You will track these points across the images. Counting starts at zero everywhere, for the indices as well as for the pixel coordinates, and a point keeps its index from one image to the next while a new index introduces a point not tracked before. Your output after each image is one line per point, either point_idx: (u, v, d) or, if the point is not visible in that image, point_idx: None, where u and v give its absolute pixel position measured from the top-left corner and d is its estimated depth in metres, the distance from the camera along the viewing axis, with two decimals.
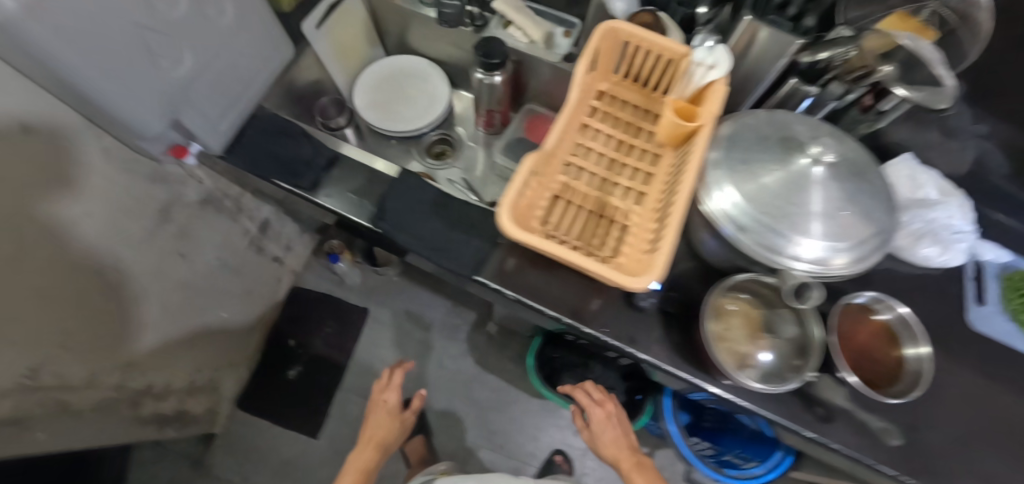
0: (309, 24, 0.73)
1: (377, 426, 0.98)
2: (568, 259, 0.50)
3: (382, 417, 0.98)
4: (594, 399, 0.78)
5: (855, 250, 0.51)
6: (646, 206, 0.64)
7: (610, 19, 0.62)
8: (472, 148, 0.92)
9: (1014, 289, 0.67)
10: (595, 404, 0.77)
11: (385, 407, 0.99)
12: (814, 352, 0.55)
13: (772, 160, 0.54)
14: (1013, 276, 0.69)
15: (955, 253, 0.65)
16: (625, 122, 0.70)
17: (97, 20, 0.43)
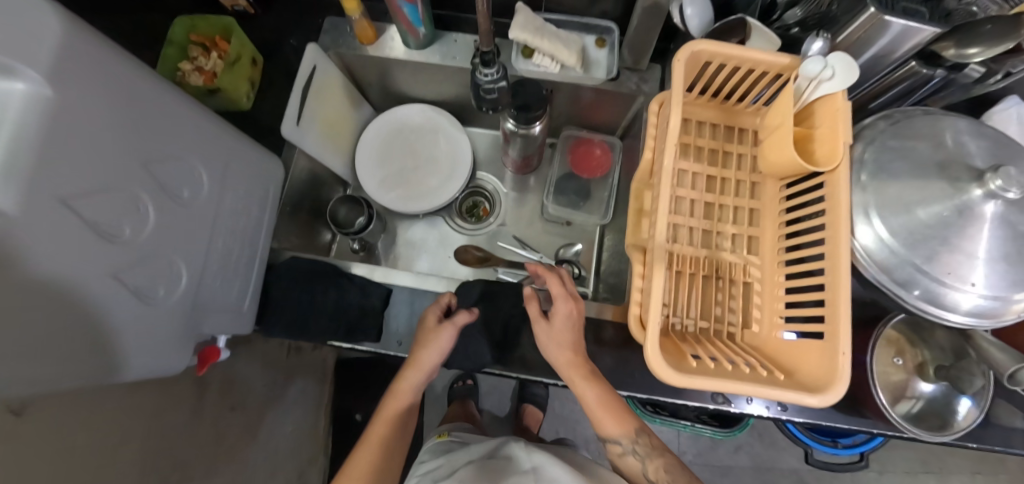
0: (290, 128, 0.56)
1: (372, 441, 0.55)
2: (736, 387, 0.42)
3: (387, 414, 0.56)
4: (568, 294, 0.52)
5: None
6: (764, 254, 0.55)
7: (687, 42, 0.48)
8: (508, 195, 0.81)
9: None
10: (567, 300, 0.51)
11: (433, 320, 0.53)
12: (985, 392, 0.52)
13: (926, 196, 0.45)
14: None
15: None
16: (708, 149, 0.59)
17: (51, 314, 0.28)
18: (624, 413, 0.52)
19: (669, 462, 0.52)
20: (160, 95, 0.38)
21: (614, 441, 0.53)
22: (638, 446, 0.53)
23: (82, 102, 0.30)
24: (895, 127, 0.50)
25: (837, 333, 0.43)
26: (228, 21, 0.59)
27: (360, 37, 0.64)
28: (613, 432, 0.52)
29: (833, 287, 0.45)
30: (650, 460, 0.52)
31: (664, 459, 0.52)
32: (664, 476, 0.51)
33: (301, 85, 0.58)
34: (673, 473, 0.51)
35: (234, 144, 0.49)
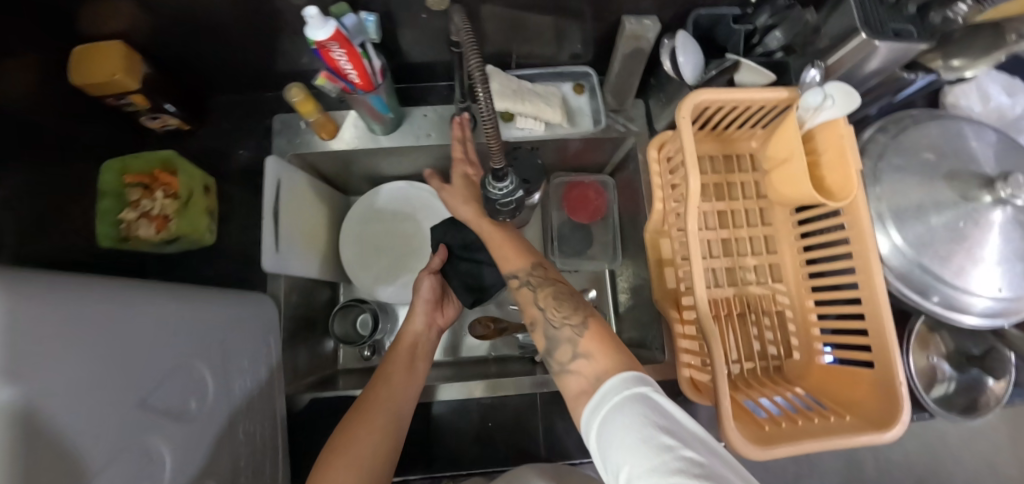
0: (271, 260, 0.50)
1: (385, 382, 0.48)
2: (813, 444, 0.42)
3: (392, 372, 0.50)
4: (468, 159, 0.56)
5: None
6: (788, 280, 0.56)
7: (689, 93, 0.47)
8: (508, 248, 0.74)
9: None
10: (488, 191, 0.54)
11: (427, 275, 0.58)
12: (1009, 374, 0.54)
13: (936, 209, 0.46)
14: None
15: None
16: (713, 184, 0.58)
17: None
18: (527, 251, 0.48)
19: (558, 290, 0.43)
20: (148, 316, 0.32)
21: (514, 276, 0.46)
22: (560, 317, 0.41)
23: (70, 392, 0.24)
24: (897, 141, 0.51)
25: (889, 363, 0.44)
26: (166, 153, 0.52)
27: (320, 134, 0.59)
28: (513, 266, 0.47)
29: (876, 316, 0.46)
30: (541, 290, 0.44)
31: (552, 288, 0.44)
32: (551, 303, 0.42)
33: (270, 205, 0.52)
34: (560, 302, 0.42)
35: (227, 313, 0.43)
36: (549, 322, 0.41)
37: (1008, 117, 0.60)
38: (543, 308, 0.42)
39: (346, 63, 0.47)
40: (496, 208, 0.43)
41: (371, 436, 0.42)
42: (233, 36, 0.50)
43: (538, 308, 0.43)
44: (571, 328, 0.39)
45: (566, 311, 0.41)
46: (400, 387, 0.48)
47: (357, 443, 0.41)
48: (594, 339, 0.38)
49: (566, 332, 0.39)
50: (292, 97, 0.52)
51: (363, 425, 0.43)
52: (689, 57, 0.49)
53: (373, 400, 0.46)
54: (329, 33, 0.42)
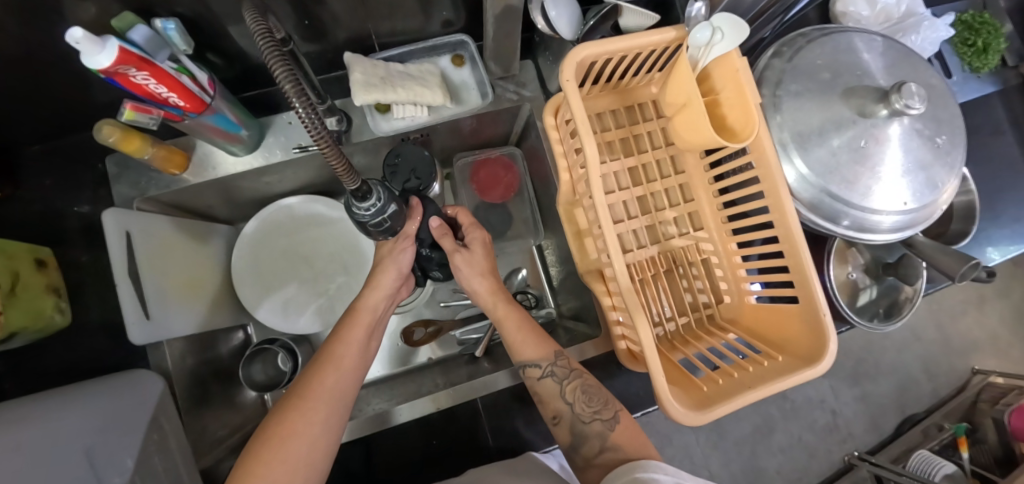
0: (140, 331, 0.41)
1: (327, 368, 0.40)
2: (749, 397, 0.41)
3: (337, 355, 0.41)
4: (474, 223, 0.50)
5: (941, 185, 0.47)
6: (709, 226, 0.54)
7: (570, 50, 0.41)
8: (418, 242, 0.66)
9: (970, 26, 0.63)
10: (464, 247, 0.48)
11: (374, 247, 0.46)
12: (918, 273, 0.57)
13: (835, 132, 0.45)
14: (964, 19, 0.64)
15: (927, 42, 0.60)
16: (618, 140, 0.54)
17: None
18: (543, 336, 0.45)
19: (585, 381, 0.43)
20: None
21: (528, 363, 0.44)
22: (589, 411, 0.41)
23: None
24: (793, 63, 0.48)
25: (812, 298, 0.43)
26: None
27: (167, 170, 0.49)
28: (525, 354, 0.44)
29: (795, 254, 0.45)
30: (569, 381, 0.43)
31: (579, 379, 0.43)
32: (580, 397, 0.42)
33: (122, 268, 0.41)
34: (590, 395, 0.42)
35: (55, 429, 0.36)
36: (578, 416, 0.41)
37: (894, 18, 0.60)
38: (570, 403, 0.42)
39: (157, 86, 0.38)
40: (374, 227, 0.38)
41: (310, 437, 0.36)
42: (4, 72, 0.40)
43: (565, 401, 0.42)
44: (602, 423, 0.40)
45: (598, 406, 0.41)
46: (340, 370, 0.40)
47: (291, 445, 0.35)
48: (624, 431, 0.40)
49: (597, 427, 0.40)
50: (106, 138, 0.42)
51: (302, 423, 0.36)
52: (563, 9, 0.44)
53: (313, 390, 0.38)
54: (114, 56, 0.32)
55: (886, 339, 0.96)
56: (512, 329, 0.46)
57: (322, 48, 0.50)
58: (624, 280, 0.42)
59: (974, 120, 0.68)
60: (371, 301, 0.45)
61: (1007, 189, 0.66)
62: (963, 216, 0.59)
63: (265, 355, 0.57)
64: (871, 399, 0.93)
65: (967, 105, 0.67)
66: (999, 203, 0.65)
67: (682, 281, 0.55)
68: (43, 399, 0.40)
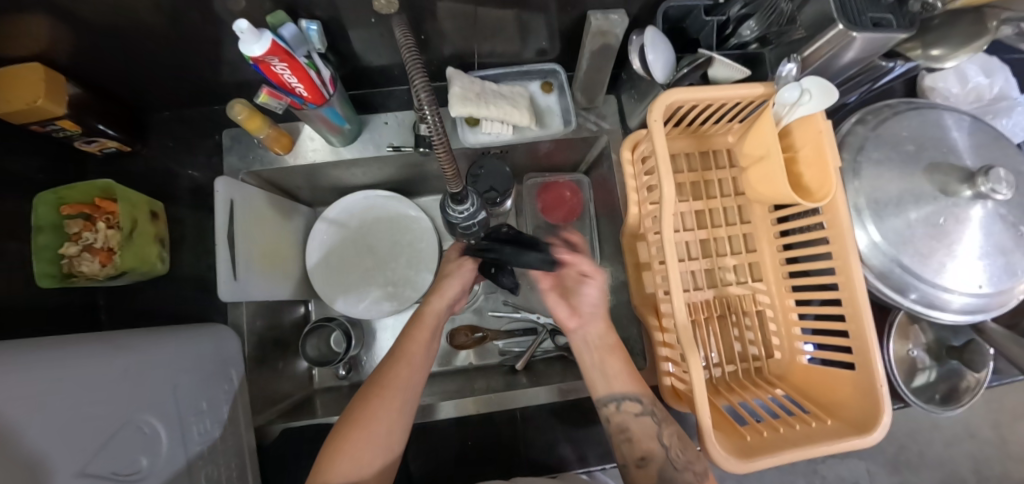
0: (229, 289, 0.45)
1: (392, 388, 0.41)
2: (795, 457, 0.41)
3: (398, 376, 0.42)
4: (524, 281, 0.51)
5: None
6: (768, 279, 0.54)
7: (661, 95, 0.44)
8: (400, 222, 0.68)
9: None
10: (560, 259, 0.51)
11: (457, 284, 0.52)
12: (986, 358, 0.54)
13: (912, 205, 0.45)
14: None
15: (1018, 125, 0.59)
16: (688, 183, 0.56)
17: None
18: (638, 374, 0.47)
19: (682, 431, 0.45)
20: (43, 385, 0.29)
21: (625, 398, 0.45)
22: (684, 460, 0.42)
23: None
24: (877, 132, 0.49)
25: (869, 367, 0.43)
26: (105, 181, 0.48)
27: (273, 149, 0.55)
28: (623, 387, 0.46)
29: (856, 319, 0.44)
30: (665, 425, 0.45)
31: (673, 428, 0.45)
32: (675, 442, 0.43)
33: (224, 231, 0.46)
34: (684, 444, 0.44)
35: (166, 359, 0.40)
36: (672, 461, 0.42)
37: (985, 98, 0.60)
38: (666, 446, 0.43)
39: (290, 76, 0.42)
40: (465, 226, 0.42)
41: (387, 423, 0.40)
42: (168, 46, 0.46)
43: (660, 442, 0.43)
44: (694, 474, 0.41)
45: (691, 457, 0.43)
46: (403, 391, 0.42)
47: (375, 429, 0.39)
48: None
49: (688, 477, 0.41)
50: (235, 114, 0.48)
51: (380, 411, 0.40)
52: (660, 54, 0.46)
53: (391, 385, 0.41)
54: (266, 47, 0.37)
55: (935, 429, 0.90)
56: (616, 362, 0.47)
57: (428, 60, 0.55)
58: (683, 317, 0.43)
59: None
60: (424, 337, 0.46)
61: None
62: None
63: (321, 331, 0.62)
64: None
65: None
66: None
67: (733, 329, 0.55)
68: (179, 330, 0.45)
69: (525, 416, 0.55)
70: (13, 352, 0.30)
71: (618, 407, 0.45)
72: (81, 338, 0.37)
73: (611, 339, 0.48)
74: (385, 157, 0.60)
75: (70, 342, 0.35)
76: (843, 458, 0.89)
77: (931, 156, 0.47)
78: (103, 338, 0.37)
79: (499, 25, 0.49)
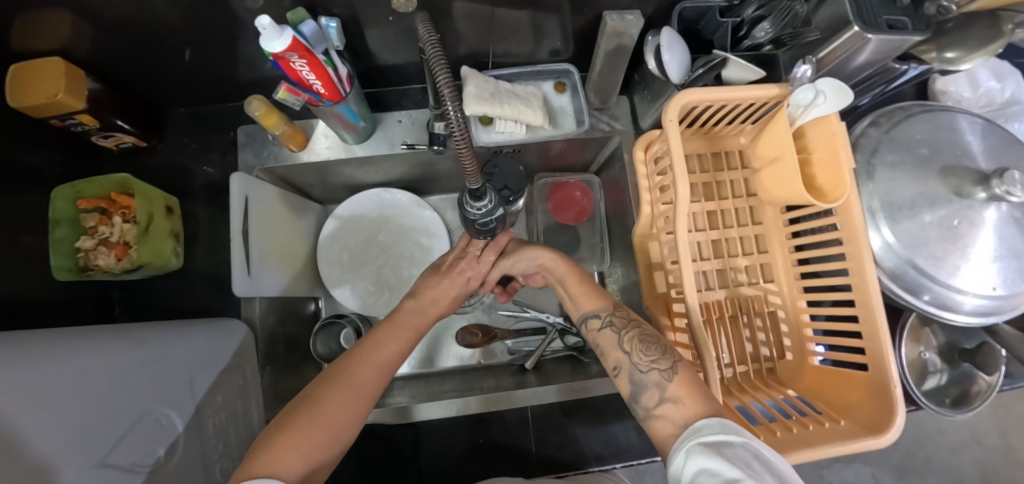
0: (243, 284, 0.45)
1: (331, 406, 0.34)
2: (808, 456, 0.41)
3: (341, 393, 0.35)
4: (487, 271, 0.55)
5: None
6: (780, 281, 0.54)
7: (675, 95, 0.44)
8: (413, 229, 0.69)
9: None
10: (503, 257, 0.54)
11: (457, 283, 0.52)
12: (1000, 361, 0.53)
13: (927, 207, 0.45)
14: None
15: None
16: (701, 184, 0.56)
17: None
18: (601, 291, 0.45)
19: (644, 330, 0.40)
20: (63, 377, 0.29)
21: (590, 314, 0.44)
22: (647, 360, 0.37)
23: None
24: (891, 135, 0.49)
25: (882, 367, 0.43)
26: (122, 176, 0.48)
27: (288, 146, 0.55)
28: (588, 307, 0.44)
29: (870, 321, 0.44)
30: (628, 332, 0.41)
31: (638, 330, 0.40)
32: (637, 346, 0.39)
33: (239, 227, 0.46)
34: (648, 343, 0.38)
35: (183, 354, 0.40)
36: (636, 365, 0.38)
37: (997, 103, 0.60)
38: (629, 351, 0.39)
39: (309, 73, 0.43)
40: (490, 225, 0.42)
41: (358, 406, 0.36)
42: (186, 42, 0.47)
43: (624, 350, 0.39)
44: (660, 372, 0.36)
45: (655, 356, 0.37)
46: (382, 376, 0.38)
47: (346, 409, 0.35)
48: (682, 383, 0.35)
49: (654, 377, 0.36)
50: (253, 111, 0.49)
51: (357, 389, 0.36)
52: (676, 54, 0.47)
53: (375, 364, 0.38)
54: (287, 43, 0.37)
55: (942, 436, 0.91)
56: (572, 285, 0.47)
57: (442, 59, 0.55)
58: (697, 317, 0.43)
59: None
60: (392, 342, 0.41)
61: None
62: None
63: (331, 329, 0.61)
64: None
65: None
66: None
67: (744, 330, 0.56)
68: (195, 324, 0.45)
69: (535, 415, 0.55)
70: (36, 341, 0.30)
71: (584, 325, 0.44)
72: (102, 329, 0.38)
73: (559, 269, 0.49)
74: (396, 155, 0.60)
75: (93, 333, 0.36)
76: (849, 462, 0.90)
77: (947, 159, 0.47)
78: (121, 331, 0.38)
79: (514, 25, 0.49)
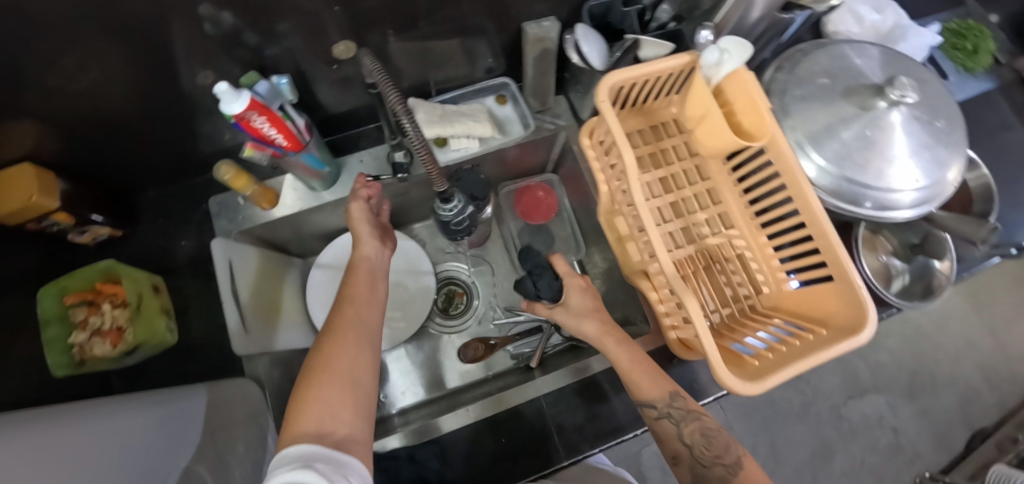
0: (242, 339, 0.46)
1: (324, 376, 0.36)
2: (801, 370, 0.43)
3: (328, 360, 0.38)
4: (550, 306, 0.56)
5: (957, 159, 0.51)
6: (739, 224, 0.58)
7: (602, 79, 0.49)
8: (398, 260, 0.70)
9: (953, 33, 0.71)
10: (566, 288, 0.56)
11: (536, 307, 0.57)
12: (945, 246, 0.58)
13: (842, 125, 0.51)
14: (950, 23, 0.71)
15: (915, 46, 0.68)
16: (648, 155, 0.61)
17: None
18: (659, 374, 0.46)
19: (703, 423, 0.44)
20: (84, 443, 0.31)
21: (645, 403, 0.45)
22: (708, 455, 0.42)
23: None
24: (795, 74, 0.56)
25: (844, 274, 0.46)
26: (106, 264, 0.50)
27: (260, 204, 0.57)
28: (646, 394, 0.45)
29: (822, 235, 0.48)
30: (686, 424, 0.44)
31: (698, 422, 0.44)
32: (698, 439, 0.43)
33: (227, 288, 0.47)
34: (707, 438, 0.43)
35: (182, 409, 0.44)
36: (696, 459, 0.43)
37: (883, 30, 0.68)
38: (689, 445, 0.43)
39: (270, 129, 0.46)
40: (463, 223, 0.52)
41: (349, 356, 0.38)
42: (148, 127, 0.50)
43: (683, 442, 0.44)
44: (724, 467, 0.41)
45: (719, 450, 0.42)
46: (358, 328, 0.41)
47: (335, 363, 0.37)
48: (749, 477, 0.40)
49: (718, 471, 0.41)
50: (222, 175, 0.51)
51: (339, 343, 0.39)
52: (593, 45, 0.53)
53: (347, 327, 0.41)
54: (245, 103, 0.41)
55: (936, 349, 0.97)
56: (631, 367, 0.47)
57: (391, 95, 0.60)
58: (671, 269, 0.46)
59: (986, 115, 0.71)
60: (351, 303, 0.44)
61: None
62: (983, 198, 0.61)
63: None
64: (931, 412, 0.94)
65: (969, 100, 0.72)
66: None
67: (721, 277, 0.59)
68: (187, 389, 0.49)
69: (549, 405, 0.56)
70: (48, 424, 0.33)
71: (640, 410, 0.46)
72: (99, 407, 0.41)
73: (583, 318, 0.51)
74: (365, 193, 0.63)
75: (92, 411, 0.39)
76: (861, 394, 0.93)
77: (846, 83, 0.53)
78: (117, 407, 0.41)
79: (446, 52, 0.55)
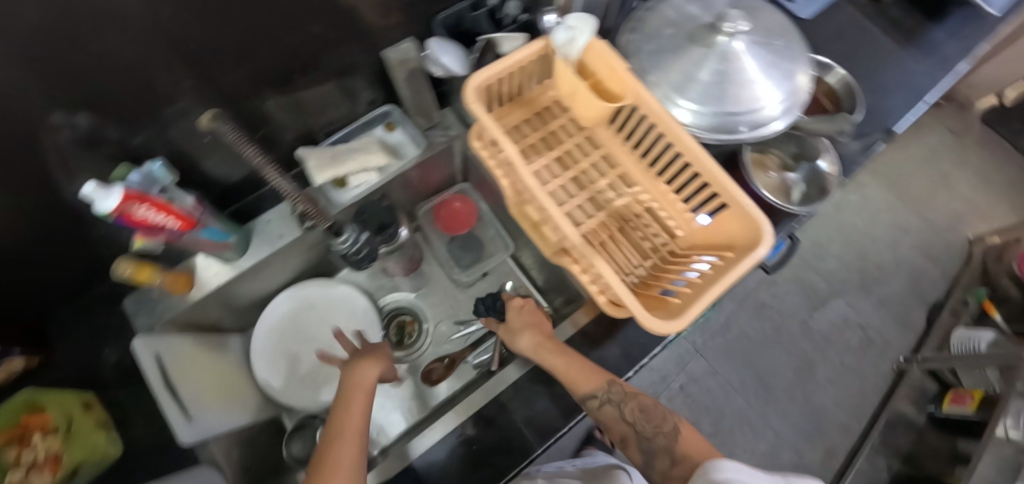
0: (185, 430, 0.46)
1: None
2: (716, 296, 0.46)
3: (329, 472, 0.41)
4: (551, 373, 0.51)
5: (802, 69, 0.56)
6: (639, 180, 0.61)
7: (465, 82, 0.51)
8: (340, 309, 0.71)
9: None
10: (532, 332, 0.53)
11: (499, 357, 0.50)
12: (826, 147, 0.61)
13: (697, 65, 0.55)
14: None
15: None
16: (539, 140, 0.63)
17: None
18: (591, 367, 0.51)
19: (640, 401, 0.50)
20: None
21: (588, 397, 0.49)
22: (652, 430, 0.48)
23: None
24: (644, 32, 0.60)
25: (734, 198, 0.49)
26: (25, 395, 0.50)
27: (177, 291, 0.56)
28: (586, 390, 0.49)
29: (707, 169, 0.51)
30: (626, 404, 0.50)
31: (635, 401, 0.50)
32: (640, 417, 0.49)
33: (160, 381, 0.47)
34: (648, 413, 0.49)
35: None
36: (643, 435, 0.48)
37: None
38: (634, 425, 0.49)
39: (157, 215, 0.46)
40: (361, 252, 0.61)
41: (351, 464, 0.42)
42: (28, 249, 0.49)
43: (628, 424, 0.49)
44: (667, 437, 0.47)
45: (656, 420, 0.49)
46: (357, 434, 0.45)
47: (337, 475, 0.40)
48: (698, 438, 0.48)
49: (661, 440, 0.47)
50: (122, 272, 0.50)
51: (342, 451, 0.43)
52: (451, 54, 0.55)
53: (343, 434, 0.45)
54: (119, 196, 0.40)
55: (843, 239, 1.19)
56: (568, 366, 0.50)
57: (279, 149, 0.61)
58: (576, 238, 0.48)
59: (841, 21, 0.77)
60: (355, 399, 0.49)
61: (889, 67, 0.74)
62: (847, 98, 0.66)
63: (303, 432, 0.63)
64: (888, 302, 1.17)
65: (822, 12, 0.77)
66: (886, 70, 0.73)
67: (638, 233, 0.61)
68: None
69: (509, 401, 0.57)
70: None
71: (589, 406, 0.50)
72: None
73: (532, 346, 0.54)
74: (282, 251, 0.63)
75: None
76: None
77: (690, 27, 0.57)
78: None
79: (314, 97, 0.56)
